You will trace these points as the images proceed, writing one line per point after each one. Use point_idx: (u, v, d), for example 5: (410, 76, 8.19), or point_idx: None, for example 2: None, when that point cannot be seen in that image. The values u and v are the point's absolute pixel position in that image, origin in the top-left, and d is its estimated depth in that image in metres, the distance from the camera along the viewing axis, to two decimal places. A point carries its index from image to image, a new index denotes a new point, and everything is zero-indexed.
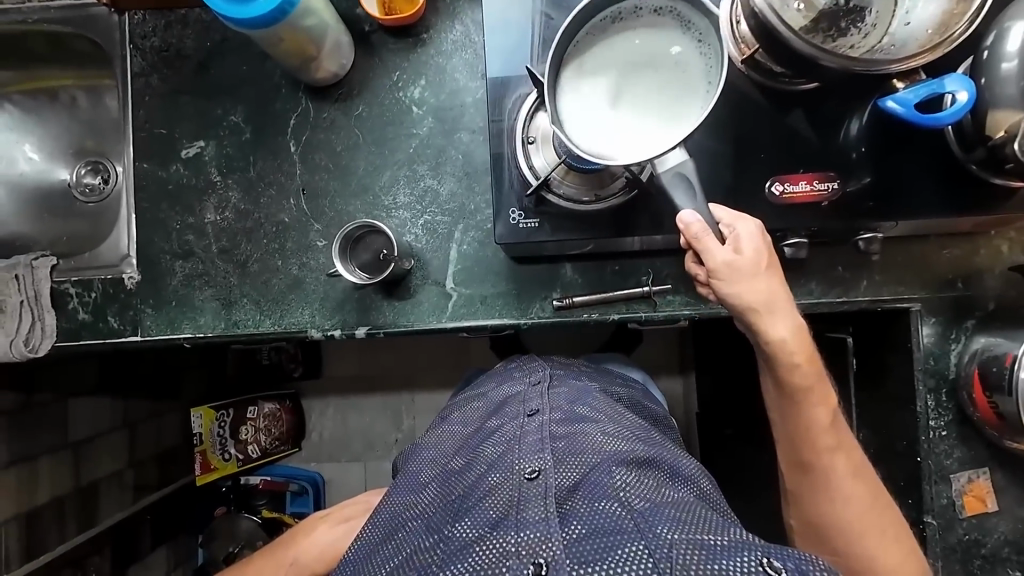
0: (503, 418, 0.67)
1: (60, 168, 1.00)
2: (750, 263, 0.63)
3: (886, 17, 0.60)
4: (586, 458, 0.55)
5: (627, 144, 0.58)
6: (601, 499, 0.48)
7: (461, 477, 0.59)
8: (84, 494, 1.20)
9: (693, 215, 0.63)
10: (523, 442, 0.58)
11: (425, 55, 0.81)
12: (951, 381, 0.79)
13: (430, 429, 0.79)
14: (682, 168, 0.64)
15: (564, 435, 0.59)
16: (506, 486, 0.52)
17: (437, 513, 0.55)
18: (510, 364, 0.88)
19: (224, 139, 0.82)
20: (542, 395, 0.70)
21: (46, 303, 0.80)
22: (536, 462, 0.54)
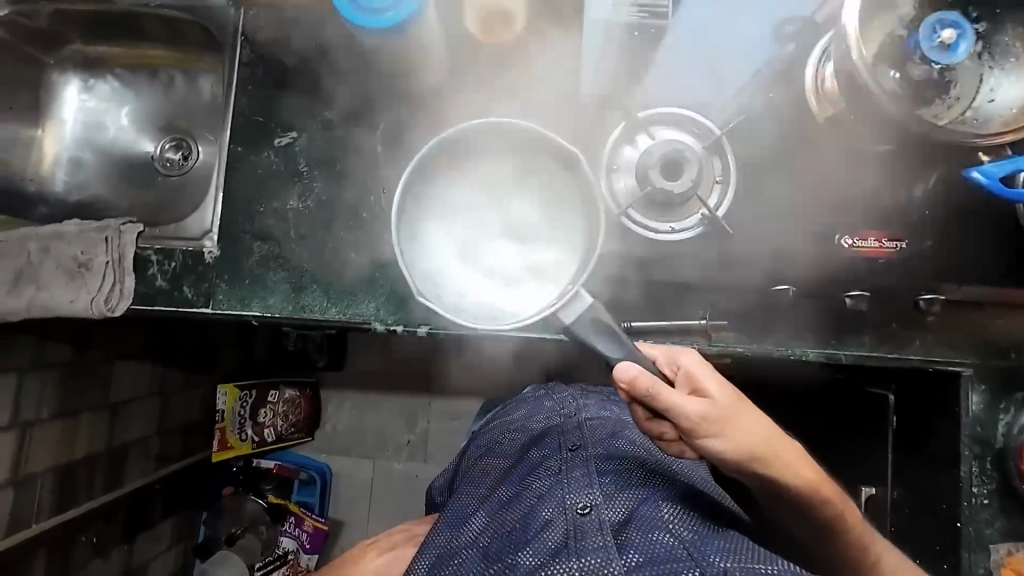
0: (544, 451, 0.70)
1: (147, 140, 1.06)
2: (723, 404, 0.53)
3: (970, 92, 0.63)
4: (633, 494, 0.61)
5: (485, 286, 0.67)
6: (654, 531, 0.54)
7: (512, 507, 0.62)
8: (113, 455, 1.23)
9: (631, 364, 0.52)
10: (571, 476, 0.62)
11: (515, 75, 0.86)
12: (997, 451, 0.79)
13: (469, 463, 0.83)
14: (596, 314, 0.57)
15: (608, 473, 0.64)
16: (560, 518, 0.55)
17: (493, 542, 0.58)
18: (538, 393, 0.94)
19: (316, 132, 0.87)
20: (580, 429, 0.74)
21: (128, 267, 0.84)
22: (587, 497, 0.57)
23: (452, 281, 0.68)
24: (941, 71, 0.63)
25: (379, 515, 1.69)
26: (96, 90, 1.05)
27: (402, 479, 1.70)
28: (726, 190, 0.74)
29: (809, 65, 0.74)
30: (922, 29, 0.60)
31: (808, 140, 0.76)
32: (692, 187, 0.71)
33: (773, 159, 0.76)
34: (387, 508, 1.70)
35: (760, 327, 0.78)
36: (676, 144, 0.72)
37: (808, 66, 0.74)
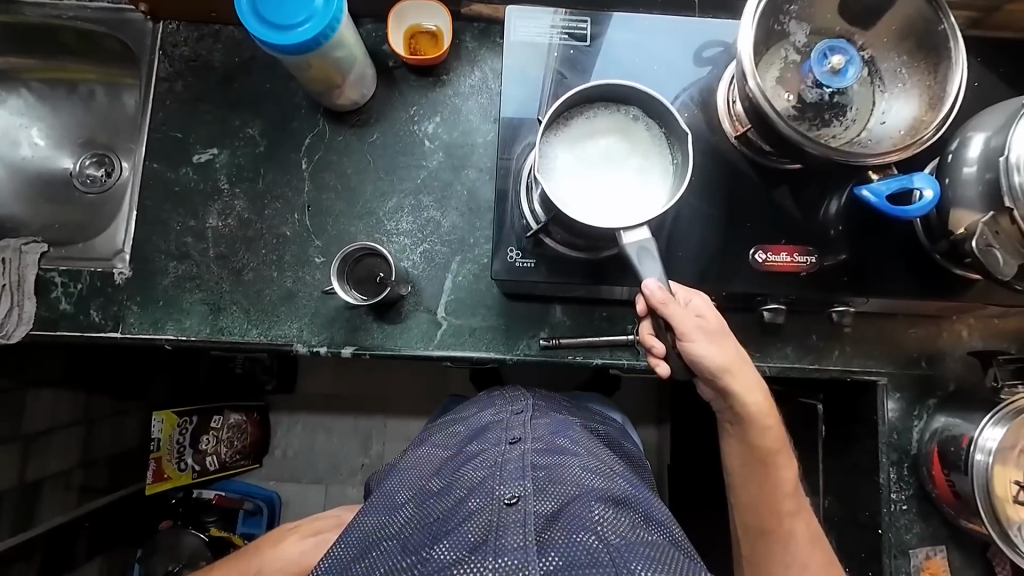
0: (484, 443, 0.66)
1: (66, 156, 1.01)
2: (716, 327, 0.68)
3: (864, 115, 0.67)
4: (566, 488, 0.56)
5: (624, 212, 0.67)
6: (580, 531, 0.50)
7: (440, 499, 0.57)
8: (26, 491, 1.15)
9: (657, 284, 0.64)
10: (504, 468, 0.58)
11: (443, 95, 0.86)
12: (912, 457, 0.82)
13: (408, 453, 0.78)
14: (645, 242, 0.64)
15: (545, 465, 0.59)
16: (486, 510, 0.51)
17: (414, 534, 0.54)
18: (493, 393, 0.86)
19: (238, 149, 0.84)
20: (524, 423, 0.69)
21: (28, 290, 0.79)
22: (517, 488, 0.53)
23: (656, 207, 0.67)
24: (833, 94, 0.66)
25: None
26: (9, 103, 1.00)
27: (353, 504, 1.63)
28: None
29: (720, 90, 0.79)
30: (812, 55, 0.64)
31: (724, 158, 0.78)
32: None
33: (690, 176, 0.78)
34: None
35: None
36: None
37: (720, 91, 0.79)
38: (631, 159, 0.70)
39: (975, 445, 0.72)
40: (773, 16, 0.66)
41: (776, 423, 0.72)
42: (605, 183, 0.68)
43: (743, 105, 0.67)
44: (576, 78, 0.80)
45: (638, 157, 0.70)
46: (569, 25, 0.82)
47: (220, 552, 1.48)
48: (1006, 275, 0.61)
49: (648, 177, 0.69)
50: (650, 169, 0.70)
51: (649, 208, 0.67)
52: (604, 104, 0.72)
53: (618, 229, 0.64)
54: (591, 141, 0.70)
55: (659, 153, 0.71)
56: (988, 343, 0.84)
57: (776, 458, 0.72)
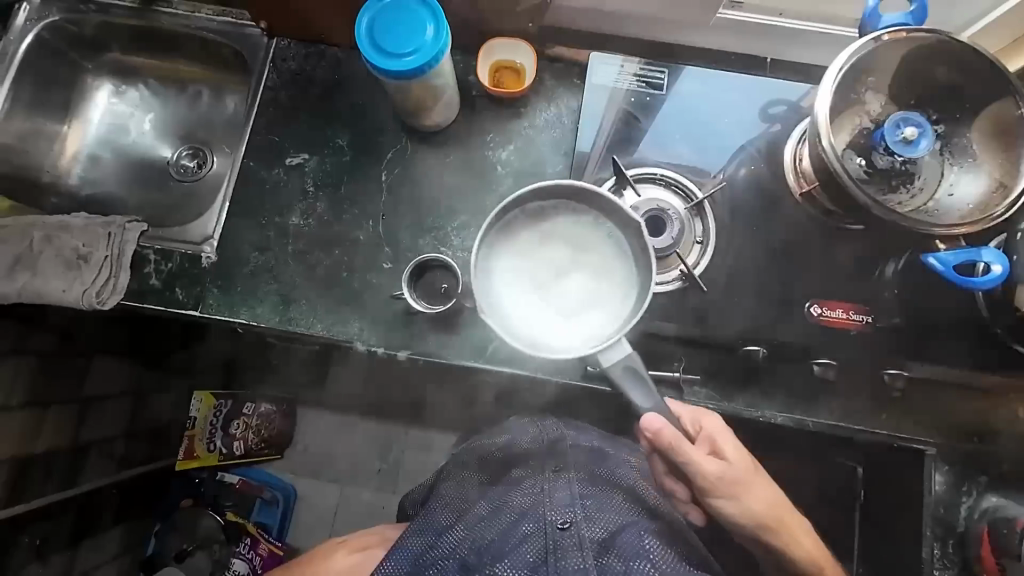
0: (526, 470, 0.68)
1: (166, 146, 1.11)
2: (737, 469, 0.70)
3: (932, 185, 0.69)
4: (614, 517, 0.62)
5: (565, 331, 0.72)
6: (633, 557, 0.57)
7: (492, 520, 0.63)
8: (76, 452, 1.21)
9: (658, 418, 0.68)
10: (552, 495, 0.63)
11: (519, 125, 0.92)
12: (958, 535, 0.78)
13: (444, 467, 0.82)
14: (629, 362, 0.67)
15: (590, 494, 0.64)
16: (542, 535, 0.59)
17: (473, 551, 0.60)
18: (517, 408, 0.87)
19: (327, 157, 0.92)
20: (563, 450, 0.69)
21: (125, 263, 0.87)
22: (568, 515, 0.60)
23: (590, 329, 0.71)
24: (903, 163, 0.68)
25: None
26: (127, 96, 1.11)
27: (367, 508, 1.65)
28: (705, 249, 0.80)
29: (788, 146, 0.81)
30: (885, 123, 0.66)
31: (786, 212, 0.81)
32: (670, 245, 0.77)
33: (750, 226, 0.81)
34: None
35: (733, 385, 0.80)
36: (660, 205, 0.79)
37: (788, 146, 0.81)
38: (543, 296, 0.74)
39: None
40: (850, 85, 0.70)
41: (813, 542, 0.73)
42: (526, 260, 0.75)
43: (813, 163, 0.70)
44: (649, 123, 0.85)
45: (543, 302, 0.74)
46: (646, 74, 0.88)
47: (234, 538, 1.51)
48: None
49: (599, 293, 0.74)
50: (603, 285, 0.74)
51: (590, 330, 0.71)
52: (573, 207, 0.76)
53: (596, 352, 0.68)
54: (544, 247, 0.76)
55: (616, 270, 0.74)
56: None
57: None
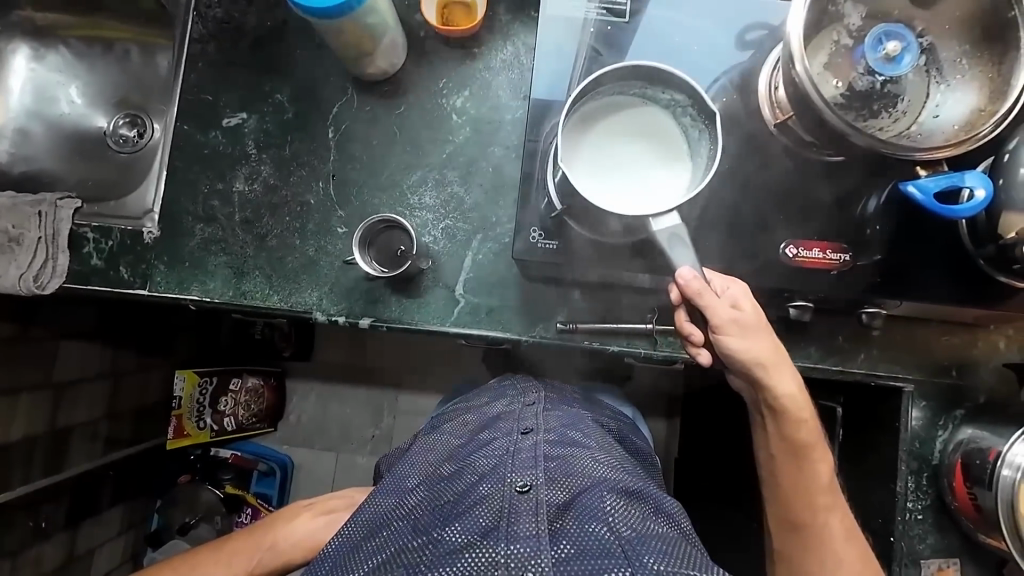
0: (496, 432, 0.67)
1: (100, 115, 1.02)
2: (752, 318, 0.66)
3: (917, 107, 0.64)
4: (577, 480, 0.57)
5: (647, 199, 0.64)
6: (591, 521, 0.51)
7: (451, 484, 0.59)
8: (56, 437, 1.20)
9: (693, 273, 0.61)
10: (516, 458, 0.59)
11: (474, 68, 0.85)
12: (933, 467, 0.80)
13: (420, 437, 0.80)
14: (678, 230, 0.60)
15: (556, 458, 0.60)
16: (498, 496, 0.54)
17: (425, 516, 0.56)
18: (504, 382, 0.88)
19: (267, 115, 0.84)
20: (537, 416, 0.71)
21: (62, 244, 0.81)
22: (528, 477, 0.55)
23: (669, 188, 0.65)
24: (885, 83, 0.62)
25: None
26: (47, 60, 1.02)
27: (363, 473, 1.68)
28: None
29: (763, 73, 0.74)
30: (867, 39, 0.61)
31: (760, 146, 0.75)
32: None
33: (723, 163, 0.75)
34: None
35: None
36: None
37: (762, 75, 0.74)
38: (650, 141, 0.66)
39: (1002, 459, 0.69)
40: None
41: (799, 387, 0.69)
42: (617, 164, 0.65)
43: (787, 90, 0.64)
44: (611, 57, 0.76)
45: (657, 143, 0.66)
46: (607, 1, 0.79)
47: (234, 508, 1.55)
48: None
49: (670, 151, 0.67)
50: (670, 147, 0.67)
51: (671, 192, 0.65)
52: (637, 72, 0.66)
53: (646, 217, 0.60)
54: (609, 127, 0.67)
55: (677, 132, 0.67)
56: None
57: (812, 452, 0.71)
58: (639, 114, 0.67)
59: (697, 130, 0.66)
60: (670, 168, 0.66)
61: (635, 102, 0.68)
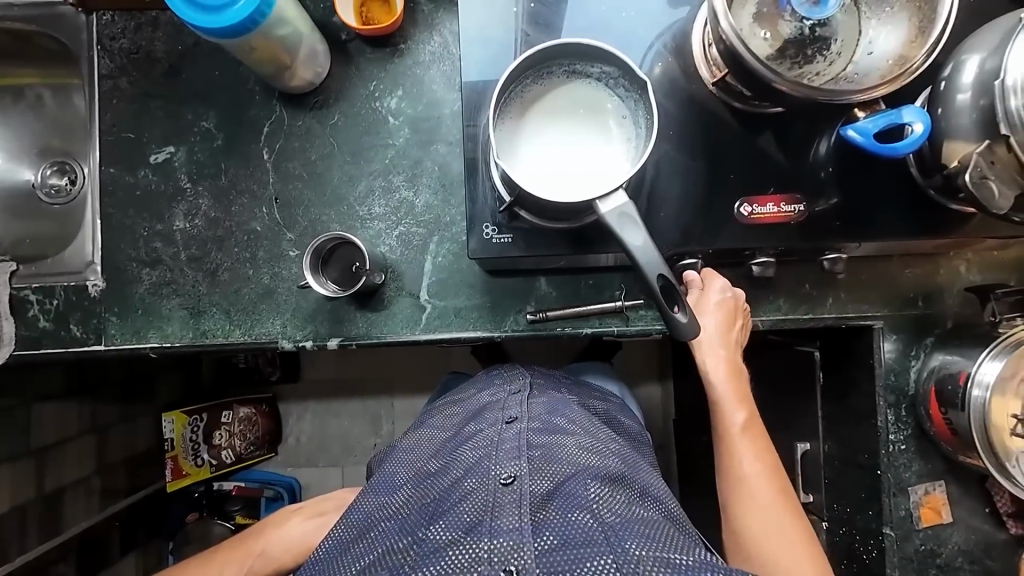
0: (481, 424, 0.68)
1: (25, 168, 0.97)
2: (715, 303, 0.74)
3: (850, 46, 0.62)
4: (562, 467, 0.57)
5: (591, 180, 0.63)
6: (574, 510, 0.51)
7: (436, 480, 0.60)
8: (47, 501, 1.18)
9: (647, 250, 0.58)
10: (500, 448, 0.59)
11: (403, 65, 0.81)
12: (910, 397, 0.82)
13: (408, 433, 0.80)
14: (625, 209, 0.59)
15: (540, 445, 0.60)
16: (482, 488, 0.53)
17: (412, 514, 0.56)
18: (491, 372, 0.89)
19: (196, 145, 0.81)
20: (522, 403, 0.71)
21: (4, 310, 0.78)
22: (512, 468, 0.55)
23: (612, 165, 0.64)
24: (813, 27, 0.61)
25: None
26: None
27: None
28: None
29: (695, 33, 0.73)
30: None
31: (702, 107, 0.73)
32: None
33: (668, 129, 0.73)
34: None
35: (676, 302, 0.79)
36: None
37: (695, 34, 0.73)
38: (587, 117, 0.65)
39: (972, 381, 0.71)
40: None
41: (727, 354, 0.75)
42: (557, 147, 0.64)
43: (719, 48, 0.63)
44: (540, 36, 0.73)
45: (594, 118, 0.65)
46: None
47: None
48: (1001, 208, 0.58)
49: (607, 129, 0.65)
50: (607, 124, 0.65)
51: (616, 170, 0.63)
52: (563, 54, 0.64)
53: (593, 199, 0.59)
54: (546, 111, 0.65)
55: (611, 107, 0.66)
56: (987, 276, 0.82)
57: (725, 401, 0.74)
58: (572, 91, 0.66)
59: (633, 100, 0.65)
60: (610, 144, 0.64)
61: (568, 81, 0.66)
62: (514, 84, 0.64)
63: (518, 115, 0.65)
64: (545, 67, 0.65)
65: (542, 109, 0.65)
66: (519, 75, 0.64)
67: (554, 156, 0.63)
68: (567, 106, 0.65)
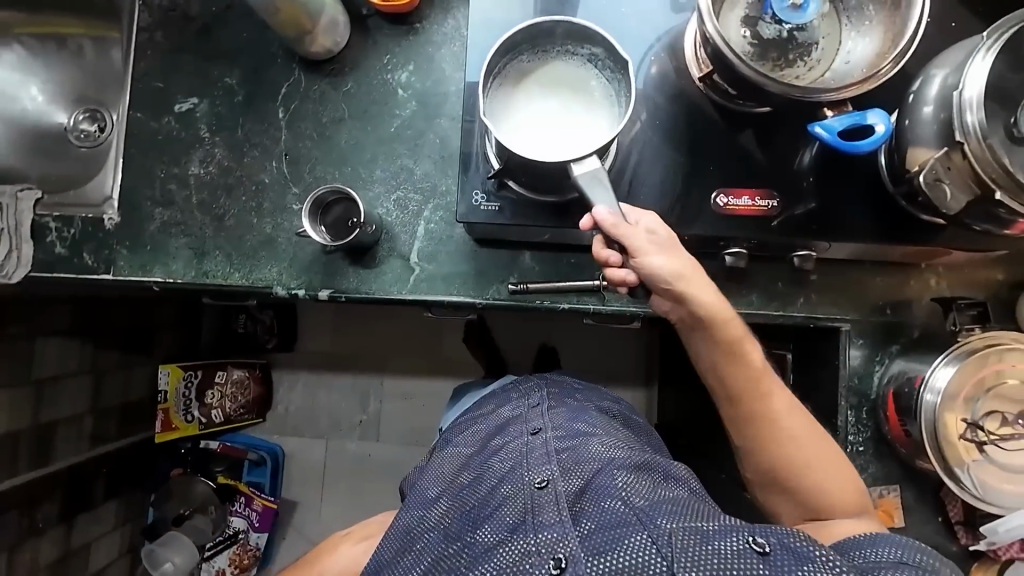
0: (507, 436, 0.72)
1: (60, 112, 1.04)
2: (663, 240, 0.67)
3: (829, 56, 0.67)
4: (589, 464, 0.62)
5: (571, 148, 0.67)
6: (608, 499, 0.56)
7: (473, 489, 0.65)
8: (41, 432, 1.23)
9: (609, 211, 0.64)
10: (530, 457, 0.65)
11: (417, 43, 0.87)
12: (871, 401, 0.84)
13: (436, 452, 0.84)
14: (596, 172, 0.64)
15: (567, 448, 0.65)
16: (518, 495, 0.59)
17: (454, 523, 0.61)
18: (506, 385, 0.92)
19: (218, 99, 0.87)
20: (543, 413, 0.76)
21: (25, 234, 0.83)
22: (544, 472, 0.60)
23: (593, 137, 0.68)
24: (791, 31, 0.65)
25: (332, 493, 1.72)
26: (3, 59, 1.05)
27: (353, 456, 1.72)
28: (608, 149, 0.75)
29: (688, 36, 0.78)
30: None
31: (691, 103, 0.78)
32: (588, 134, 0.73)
33: (656, 120, 0.78)
34: (339, 489, 1.72)
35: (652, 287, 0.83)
36: None
37: (687, 37, 0.78)
38: (573, 93, 0.69)
39: (926, 385, 0.74)
40: None
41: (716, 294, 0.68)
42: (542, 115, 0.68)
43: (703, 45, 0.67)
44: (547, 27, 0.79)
45: (579, 94, 0.70)
46: None
47: (227, 497, 1.58)
48: (952, 209, 0.61)
49: (590, 106, 0.69)
50: (591, 101, 0.70)
51: (596, 141, 0.68)
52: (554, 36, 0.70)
53: (569, 160, 0.63)
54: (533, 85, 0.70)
55: (597, 87, 0.70)
56: (957, 292, 0.85)
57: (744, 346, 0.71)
58: (561, 69, 0.71)
59: (616, 81, 0.70)
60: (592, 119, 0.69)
61: (557, 61, 0.71)
62: (506, 58, 0.70)
63: (508, 87, 0.70)
64: (537, 46, 0.70)
65: (530, 84, 0.70)
66: (512, 52, 0.70)
67: (537, 125, 0.68)
68: (555, 81, 0.70)
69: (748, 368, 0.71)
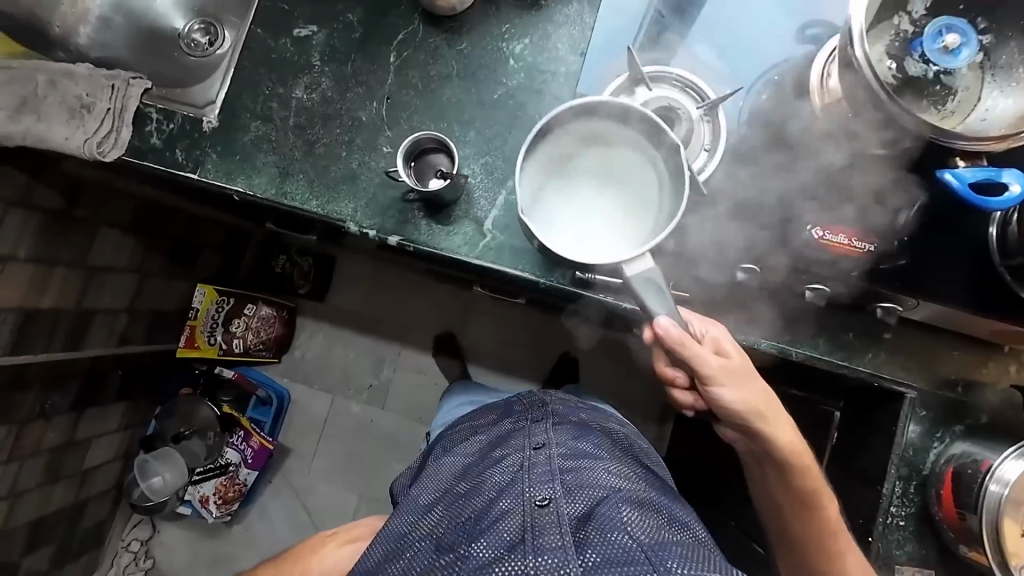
0: (508, 449, 0.70)
1: (179, 18, 1.08)
2: (740, 364, 0.72)
3: (966, 107, 0.65)
4: (594, 490, 0.61)
5: (610, 236, 0.73)
6: (613, 530, 0.54)
7: (468, 502, 0.63)
8: (81, 317, 1.26)
9: (671, 322, 0.66)
10: (532, 472, 0.63)
11: (538, 18, 0.88)
12: (922, 476, 0.80)
13: (431, 463, 0.83)
14: (651, 275, 0.66)
15: (572, 470, 0.64)
16: (519, 511, 0.57)
17: (447, 534, 0.60)
18: (511, 398, 0.90)
19: (336, 32, 0.88)
20: (547, 429, 0.74)
21: (127, 118, 0.86)
22: (547, 491, 0.59)
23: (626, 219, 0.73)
24: (937, 74, 0.63)
25: (329, 448, 1.72)
26: None
27: (357, 416, 1.72)
28: (711, 158, 0.74)
29: (816, 65, 0.72)
30: (926, 31, 0.63)
31: None
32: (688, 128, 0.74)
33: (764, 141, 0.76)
34: (337, 446, 1.71)
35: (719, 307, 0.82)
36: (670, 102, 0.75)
37: (817, 65, 0.72)
38: (605, 172, 0.74)
39: (993, 474, 0.70)
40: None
41: (793, 431, 0.76)
42: (578, 199, 0.73)
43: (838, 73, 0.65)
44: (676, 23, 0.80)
45: (611, 171, 0.74)
46: None
47: (227, 427, 1.57)
48: None
49: (623, 186, 0.74)
50: (624, 180, 0.74)
51: (632, 226, 0.73)
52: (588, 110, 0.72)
53: (621, 262, 0.67)
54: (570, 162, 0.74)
55: (635, 159, 0.74)
56: None
57: (817, 495, 0.77)
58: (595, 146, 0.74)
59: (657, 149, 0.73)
60: (627, 200, 0.73)
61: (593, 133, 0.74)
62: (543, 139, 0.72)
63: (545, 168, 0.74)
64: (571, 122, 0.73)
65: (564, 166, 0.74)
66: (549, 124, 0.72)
67: (576, 210, 0.73)
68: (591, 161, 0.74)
69: (810, 502, 0.78)
